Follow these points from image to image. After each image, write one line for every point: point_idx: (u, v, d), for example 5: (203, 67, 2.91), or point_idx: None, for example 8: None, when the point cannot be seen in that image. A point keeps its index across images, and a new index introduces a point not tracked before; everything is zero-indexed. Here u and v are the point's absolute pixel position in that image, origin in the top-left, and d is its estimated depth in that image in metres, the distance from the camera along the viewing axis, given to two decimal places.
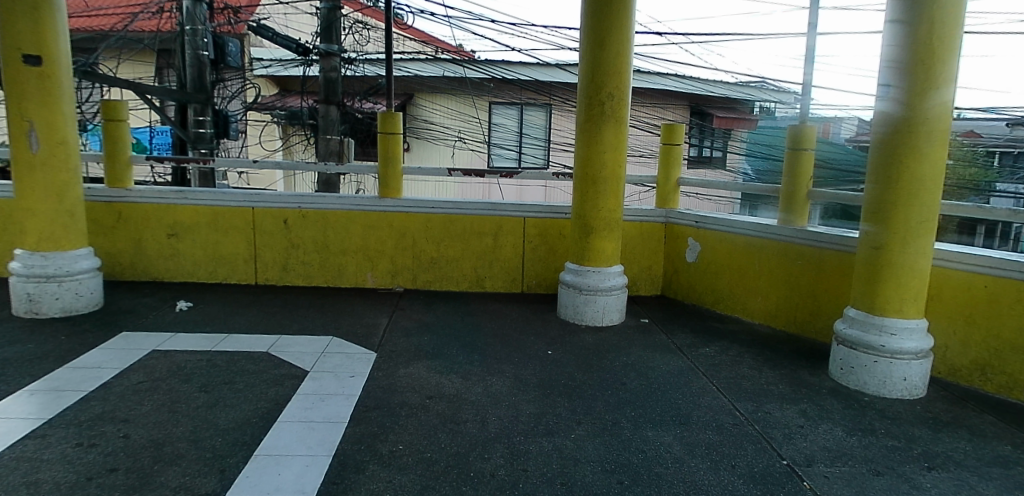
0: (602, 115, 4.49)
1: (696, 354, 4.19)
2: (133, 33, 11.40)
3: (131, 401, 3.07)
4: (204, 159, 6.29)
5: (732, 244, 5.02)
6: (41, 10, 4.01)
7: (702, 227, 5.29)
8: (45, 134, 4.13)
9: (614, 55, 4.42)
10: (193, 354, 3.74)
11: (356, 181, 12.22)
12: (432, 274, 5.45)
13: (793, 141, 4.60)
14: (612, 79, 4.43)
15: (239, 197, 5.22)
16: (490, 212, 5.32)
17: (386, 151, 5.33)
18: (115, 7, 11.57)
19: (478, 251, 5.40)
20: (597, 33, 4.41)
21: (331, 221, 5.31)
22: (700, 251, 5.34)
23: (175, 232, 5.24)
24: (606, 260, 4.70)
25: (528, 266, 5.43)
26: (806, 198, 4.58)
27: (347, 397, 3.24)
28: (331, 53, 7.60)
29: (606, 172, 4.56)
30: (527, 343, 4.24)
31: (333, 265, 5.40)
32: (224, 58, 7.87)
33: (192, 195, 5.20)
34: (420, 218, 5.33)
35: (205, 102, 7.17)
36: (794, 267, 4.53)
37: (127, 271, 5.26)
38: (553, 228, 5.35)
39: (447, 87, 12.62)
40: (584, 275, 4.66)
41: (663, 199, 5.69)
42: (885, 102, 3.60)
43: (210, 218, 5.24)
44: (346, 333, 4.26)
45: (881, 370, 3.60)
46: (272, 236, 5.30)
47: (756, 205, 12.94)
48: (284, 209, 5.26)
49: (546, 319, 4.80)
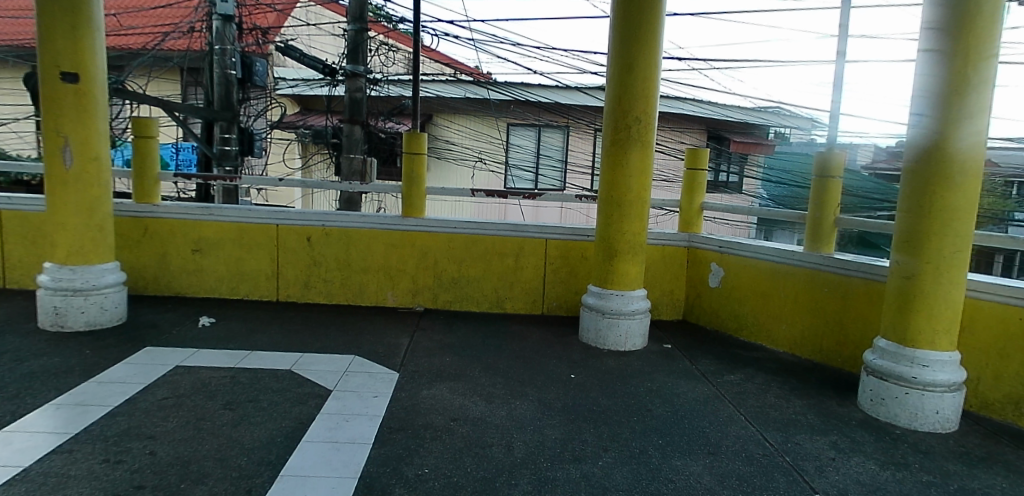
0: (629, 139, 4.48)
1: (721, 381, 4.11)
2: (162, 52, 11.70)
3: (156, 417, 3.06)
4: (230, 178, 6.33)
5: (756, 270, 4.94)
6: (80, 29, 4.11)
7: (726, 253, 5.19)
8: (79, 150, 4.20)
9: (643, 79, 4.44)
10: (217, 370, 3.75)
11: (376, 201, 12.51)
12: (453, 295, 5.44)
13: (820, 170, 4.57)
14: (639, 103, 4.44)
15: (264, 214, 5.25)
16: (513, 233, 5.32)
17: (411, 172, 5.37)
18: (146, 25, 11.89)
19: (499, 272, 5.39)
20: (626, 59, 4.44)
21: (354, 240, 5.33)
22: (723, 277, 5.23)
23: (199, 248, 5.28)
24: (630, 283, 4.65)
25: (549, 288, 5.41)
26: (832, 227, 4.53)
27: (370, 419, 3.21)
28: (357, 74, 7.66)
29: (633, 195, 4.54)
30: (550, 366, 4.19)
31: (354, 283, 5.40)
32: (252, 77, 7.90)
33: (218, 212, 5.24)
34: (443, 237, 5.34)
35: (232, 120, 7.20)
36: (820, 295, 4.47)
37: (151, 286, 5.29)
38: (575, 250, 5.33)
39: (468, 109, 12.76)
40: (607, 298, 4.62)
41: (685, 224, 5.59)
42: (917, 132, 3.57)
43: (234, 235, 5.27)
44: (367, 352, 4.23)
45: (913, 402, 3.51)
46: (295, 253, 5.32)
47: (773, 231, 12.90)
48: (308, 227, 5.29)
49: (567, 342, 4.75)
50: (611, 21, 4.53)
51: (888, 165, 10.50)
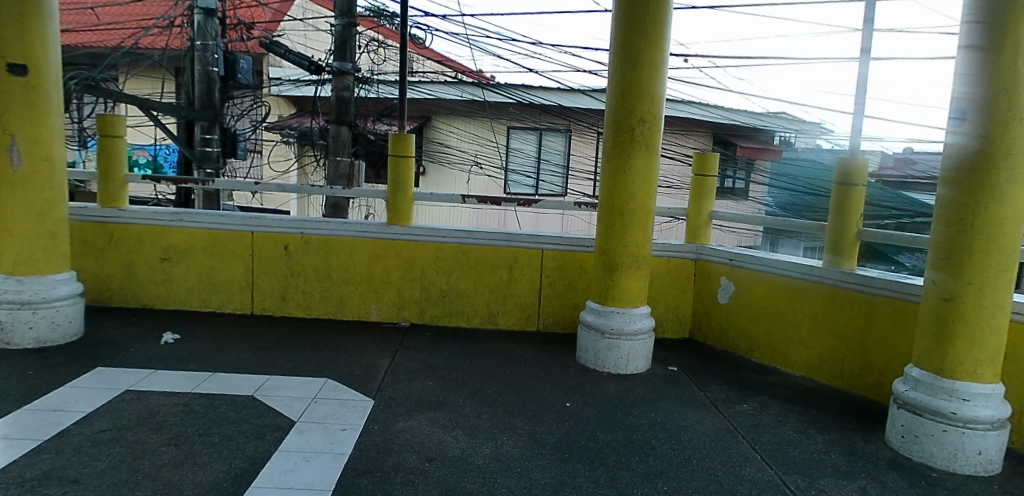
0: (632, 142, 4.07)
1: (733, 411, 3.69)
2: (143, 50, 11.36)
3: (87, 455, 2.67)
4: (204, 181, 5.94)
5: (770, 285, 4.52)
6: (29, 17, 3.76)
7: (736, 266, 4.77)
8: (28, 150, 3.83)
9: (648, 76, 4.04)
10: (170, 396, 3.36)
11: (367, 205, 12.20)
12: (441, 309, 5.04)
13: (841, 176, 4.16)
14: (644, 102, 4.04)
15: (239, 220, 4.89)
16: (506, 242, 4.94)
17: (396, 176, 4.99)
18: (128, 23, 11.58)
19: (491, 284, 4.99)
20: (629, 54, 4.05)
21: (335, 248, 4.95)
22: (733, 292, 4.80)
23: (167, 256, 4.90)
24: (632, 300, 4.24)
25: (545, 303, 5.01)
26: (855, 240, 4.11)
27: (334, 457, 2.81)
28: (345, 72, 7.29)
29: (637, 203, 4.12)
30: (543, 392, 3.78)
31: (335, 295, 5.01)
32: (236, 75, 7.54)
33: (189, 218, 4.87)
34: (430, 247, 4.96)
35: (213, 119, 6.83)
36: (841, 315, 4.07)
37: (116, 297, 4.91)
38: (573, 262, 4.94)
39: (466, 111, 12.42)
40: (606, 316, 4.21)
41: (693, 233, 5.13)
42: (957, 137, 3.16)
43: (206, 242, 4.90)
44: (341, 375, 3.84)
45: (952, 441, 3.09)
46: (272, 263, 4.94)
47: (777, 240, 12.54)
48: (285, 235, 4.92)
49: (563, 364, 4.34)
50: (613, 13, 4.14)
51: (896, 172, 10.13)
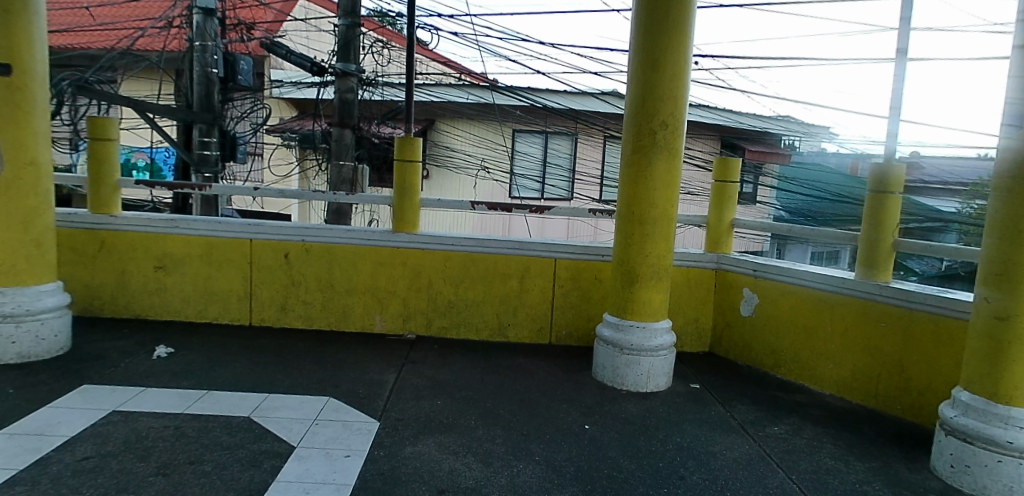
0: (653, 147, 3.83)
1: (764, 435, 3.44)
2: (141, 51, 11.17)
3: (65, 487, 2.42)
4: (201, 185, 5.68)
5: (797, 298, 4.28)
6: (14, 12, 3.54)
7: (760, 277, 4.52)
8: (12, 153, 3.61)
9: (671, 76, 3.80)
10: (160, 418, 3.11)
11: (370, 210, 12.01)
12: (448, 320, 4.80)
13: (876, 184, 3.92)
14: (666, 104, 3.81)
15: (237, 227, 4.66)
16: (517, 251, 4.70)
17: (402, 182, 4.75)
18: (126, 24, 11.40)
19: (501, 295, 4.75)
20: (650, 55, 3.81)
21: (338, 256, 4.72)
22: (757, 305, 4.55)
23: (162, 264, 4.68)
24: (653, 313, 3.99)
25: (558, 314, 4.77)
26: (890, 251, 3.87)
27: (336, 489, 2.55)
28: (348, 73, 7.07)
29: (659, 211, 3.88)
30: (560, 413, 3.53)
31: (338, 306, 4.77)
32: (236, 77, 7.32)
33: (185, 224, 4.65)
34: (438, 255, 4.72)
35: (212, 122, 6.62)
36: (877, 331, 3.82)
37: (108, 307, 4.69)
38: (588, 271, 4.71)
39: (472, 114, 12.21)
40: (625, 330, 3.96)
41: (713, 243, 4.89)
42: (1012, 143, 2.92)
43: (203, 250, 4.68)
44: (344, 393, 3.60)
45: (1007, 473, 2.81)
46: (271, 271, 4.71)
47: (785, 247, 12.27)
48: (286, 242, 4.69)
49: (579, 381, 4.09)
50: (634, 10, 3.91)
51: None
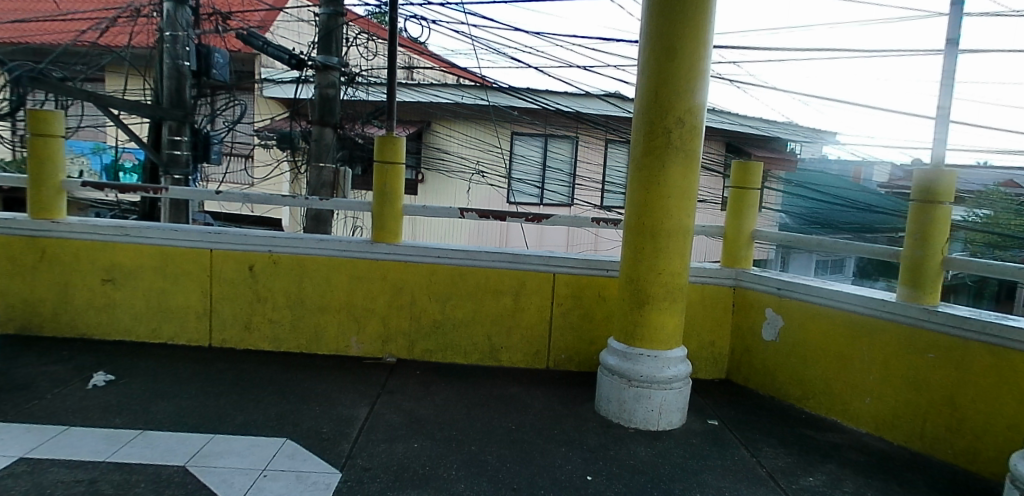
0: (667, 148, 3.32)
1: (801, 487, 2.89)
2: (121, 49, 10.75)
3: None
4: (156, 189, 4.55)
5: (828, 322, 3.76)
6: None
7: (785, 297, 4.01)
8: None
9: (688, 66, 3.29)
10: (75, 467, 2.58)
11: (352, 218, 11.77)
12: (434, 342, 4.27)
13: (920, 192, 3.38)
14: (682, 99, 3.29)
15: (195, 236, 4.15)
16: (511, 265, 4.19)
17: (383, 186, 4.24)
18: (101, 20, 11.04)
19: (493, 313, 4.23)
20: (664, 42, 3.30)
21: (309, 269, 4.20)
22: (781, 328, 4.03)
23: (110, 277, 4.18)
24: (665, 340, 3.47)
25: (556, 337, 4.25)
26: (938, 270, 3.34)
27: None
28: (330, 67, 6.55)
29: (672, 222, 3.36)
30: (557, 459, 2.99)
31: (309, 325, 4.25)
32: (210, 71, 6.84)
33: (136, 232, 4.15)
34: (422, 269, 4.21)
35: (183, 119, 6.15)
36: (923, 362, 3.30)
37: (49, 325, 4.20)
38: (590, 288, 4.19)
39: (469, 115, 11.71)
40: (632, 359, 3.43)
41: (731, 256, 4.37)
42: None
43: (157, 261, 4.17)
44: (304, 434, 3.07)
45: None
46: (234, 286, 4.19)
47: (787, 255, 11.75)
48: (250, 253, 4.18)
49: (580, 416, 3.55)
50: None
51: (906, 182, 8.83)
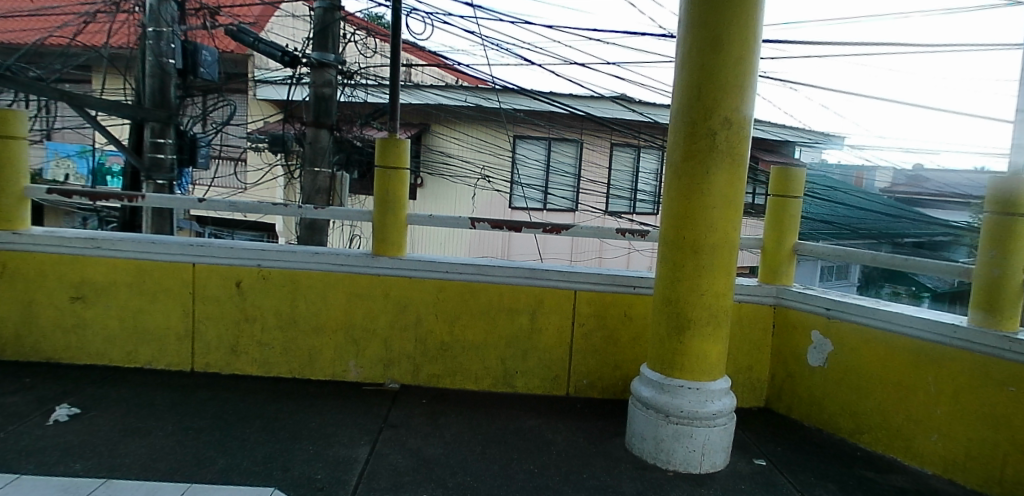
0: (712, 153, 2.90)
1: None
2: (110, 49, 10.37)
3: None
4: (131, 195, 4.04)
5: (887, 347, 3.34)
6: None
7: (835, 318, 3.60)
8: None
9: (736, 58, 2.86)
10: None
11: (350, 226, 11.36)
12: (441, 366, 3.85)
13: (997, 204, 2.96)
14: (728, 96, 2.88)
15: (174, 248, 3.72)
16: (527, 281, 3.77)
17: (385, 193, 3.81)
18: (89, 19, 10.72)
19: (508, 335, 3.81)
20: (708, 31, 2.87)
21: (302, 286, 3.77)
22: (831, 353, 3.62)
23: (78, 294, 3.74)
24: (709, 369, 3.05)
25: (577, 360, 3.82)
26: (1019, 293, 2.92)
27: None
28: (325, 64, 6.14)
29: (717, 237, 2.95)
30: None
31: (303, 348, 3.82)
32: (196, 69, 6.40)
33: (107, 244, 3.72)
34: (428, 286, 3.78)
35: (167, 120, 5.78)
36: (1002, 396, 2.86)
37: (10, 348, 3.76)
38: (616, 307, 3.78)
39: (472, 118, 11.32)
40: (671, 392, 3.01)
41: (771, 272, 3.98)
42: None
43: (131, 276, 3.74)
44: (294, 481, 2.62)
45: None
46: (218, 304, 3.76)
47: None
48: (236, 268, 3.75)
49: (611, 455, 3.11)
50: None
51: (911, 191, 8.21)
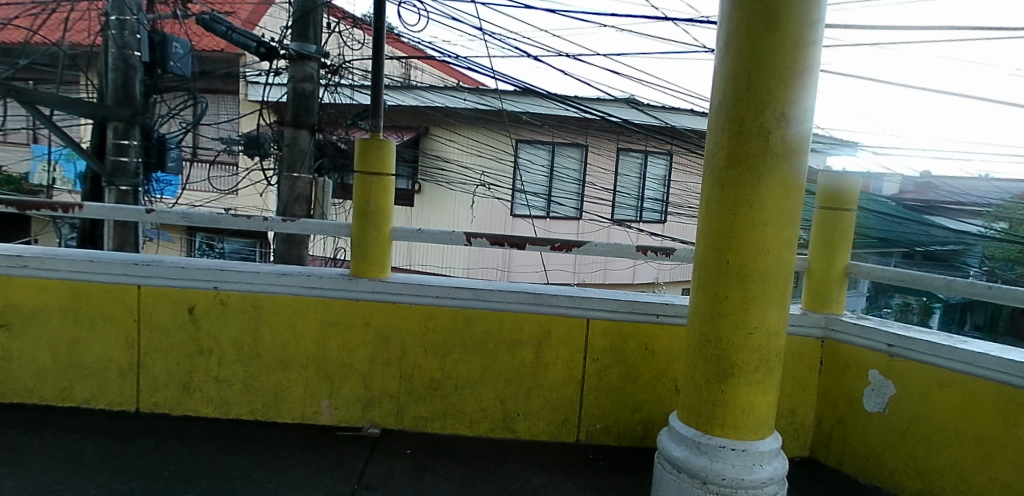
0: (764, 158, 2.34)
1: None
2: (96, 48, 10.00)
3: None
4: (68, 205, 3.45)
5: (965, 393, 2.74)
6: None
7: (898, 356, 3.01)
8: None
9: (794, 40, 2.30)
10: None
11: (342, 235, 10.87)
12: (430, 407, 3.27)
13: None
14: (783, 88, 2.31)
15: (115, 268, 3.17)
16: (531, 308, 3.20)
17: (365, 203, 3.25)
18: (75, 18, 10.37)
19: (508, 370, 3.24)
20: (760, 7, 2.30)
21: (267, 312, 3.21)
22: (893, 397, 3.03)
23: (4, 322, 3.20)
24: (756, 425, 2.47)
25: (590, 401, 3.24)
26: None
27: None
28: (306, 56, 5.61)
29: (769, 262, 2.38)
30: None
31: (267, 385, 3.25)
32: (165, 62, 6.07)
33: (36, 263, 3.17)
34: (415, 312, 3.21)
35: (131, 119, 5.39)
36: None
37: None
38: (636, 339, 3.20)
39: (471, 121, 10.81)
40: (709, 454, 2.43)
41: (819, 299, 3.42)
42: None
43: (64, 300, 3.19)
44: None
45: None
46: (167, 334, 3.20)
47: None
48: (190, 291, 3.19)
49: None
50: None
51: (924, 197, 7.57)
